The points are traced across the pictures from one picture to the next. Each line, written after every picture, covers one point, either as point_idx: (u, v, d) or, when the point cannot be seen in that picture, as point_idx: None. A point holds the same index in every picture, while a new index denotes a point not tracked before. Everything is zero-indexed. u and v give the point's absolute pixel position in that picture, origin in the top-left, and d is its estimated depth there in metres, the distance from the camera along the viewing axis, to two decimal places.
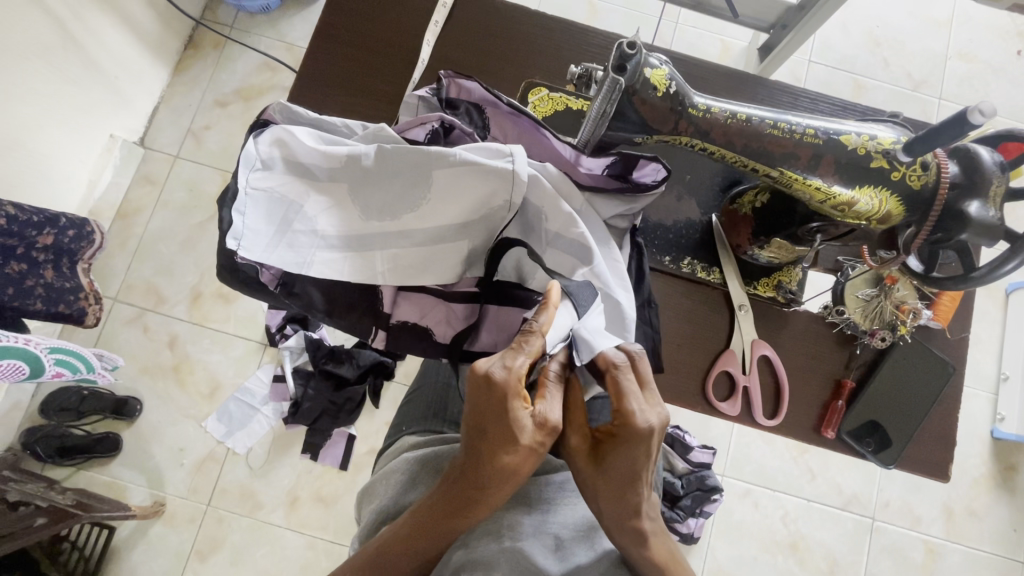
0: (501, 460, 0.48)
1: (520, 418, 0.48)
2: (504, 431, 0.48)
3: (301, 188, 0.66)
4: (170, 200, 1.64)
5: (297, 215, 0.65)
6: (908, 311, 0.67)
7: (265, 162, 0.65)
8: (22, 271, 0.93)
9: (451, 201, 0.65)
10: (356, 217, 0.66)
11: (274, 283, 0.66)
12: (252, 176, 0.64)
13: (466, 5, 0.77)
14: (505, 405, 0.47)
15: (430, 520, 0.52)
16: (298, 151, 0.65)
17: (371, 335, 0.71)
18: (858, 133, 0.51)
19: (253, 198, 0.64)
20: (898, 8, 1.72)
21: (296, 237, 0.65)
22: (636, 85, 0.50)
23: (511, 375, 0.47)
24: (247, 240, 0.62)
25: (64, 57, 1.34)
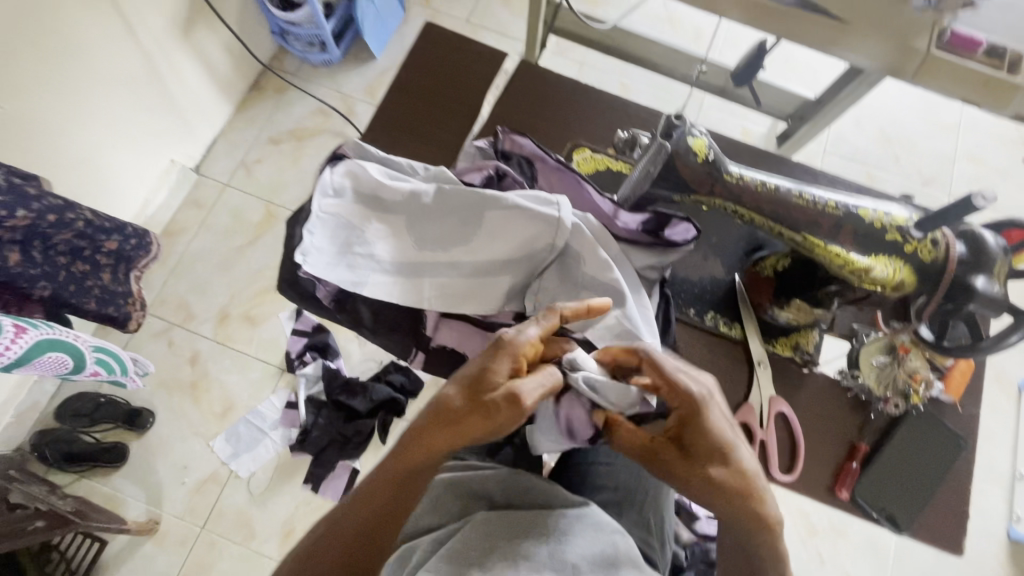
0: (468, 408, 0.53)
1: (498, 378, 0.53)
2: (482, 379, 0.54)
3: (366, 216, 0.73)
4: (214, 224, 1.74)
5: (359, 239, 0.72)
6: (921, 380, 0.71)
7: (336, 190, 0.72)
8: (85, 272, 1.00)
9: (499, 240, 0.71)
10: (412, 247, 0.73)
11: (326, 298, 0.71)
12: (323, 200, 0.72)
13: (523, 74, 0.87)
14: (495, 356, 0.54)
15: (395, 462, 0.57)
16: (367, 183, 0.73)
17: (410, 355, 0.76)
18: (874, 208, 0.57)
19: (323, 220, 0.71)
20: (908, 111, 1.85)
21: (355, 259, 0.71)
22: (680, 150, 0.58)
23: (520, 341, 0.55)
24: (311, 256, 0.69)
25: (146, 89, 1.48)
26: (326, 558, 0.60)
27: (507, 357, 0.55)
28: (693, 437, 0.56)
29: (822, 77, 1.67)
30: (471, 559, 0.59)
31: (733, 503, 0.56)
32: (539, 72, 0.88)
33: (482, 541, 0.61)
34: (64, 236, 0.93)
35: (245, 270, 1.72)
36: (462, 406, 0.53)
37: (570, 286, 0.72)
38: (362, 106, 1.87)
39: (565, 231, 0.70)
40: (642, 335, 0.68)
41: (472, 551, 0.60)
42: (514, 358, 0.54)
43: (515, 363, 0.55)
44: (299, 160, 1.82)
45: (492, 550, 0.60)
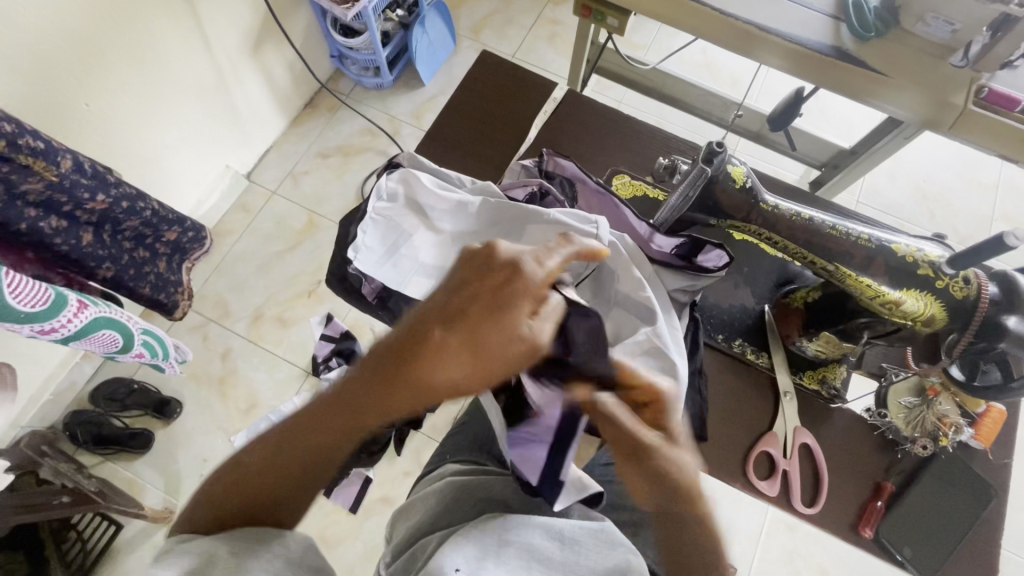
0: (469, 339, 0.47)
1: (522, 317, 0.48)
2: (500, 314, 0.48)
3: (414, 220, 0.77)
4: (259, 228, 1.83)
5: (405, 242, 0.77)
6: (951, 425, 0.69)
7: (390, 195, 0.78)
8: (145, 258, 1.08)
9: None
10: (453, 253, 0.76)
11: (372, 294, 0.77)
12: (377, 203, 0.77)
13: (571, 101, 0.92)
14: (513, 285, 0.48)
15: (367, 383, 0.51)
16: (418, 190, 0.77)
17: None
18: (907, 244, 0.59)
19: (375, 222, 0.77)
20: (945, 169, 1.86)
21: (400, 260, 0.76)
22: (719, 176, 0.61)
23: (535, 273, 0.49)
24: (361, 253, 0.75)
25: (214, 98, 1.59)
26: (263, 482, 0.56)
27: (527, 295, 0.48)
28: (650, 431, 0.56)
29: (857, 129, 1.70)
30: (487, 548, 0.60)
31: (680, 498, 0.56)
32: (586, 101, 0.93)
33: (499, 534, 0.62)
34: (132, 223, 1.01)
35: (283, 274, 1.79)
36: (461, 336, 0.48)
37: (602, 304, 0.75)
38: (408, 128, 1.97)
39: (602, 249, 0.73)
40: (670, 353, 0.69)
41: (487, 542, 0.61)
42: (534, 301, 0.49)
43: (531, 299, 0.49)
44: (343, 175, 1.91)
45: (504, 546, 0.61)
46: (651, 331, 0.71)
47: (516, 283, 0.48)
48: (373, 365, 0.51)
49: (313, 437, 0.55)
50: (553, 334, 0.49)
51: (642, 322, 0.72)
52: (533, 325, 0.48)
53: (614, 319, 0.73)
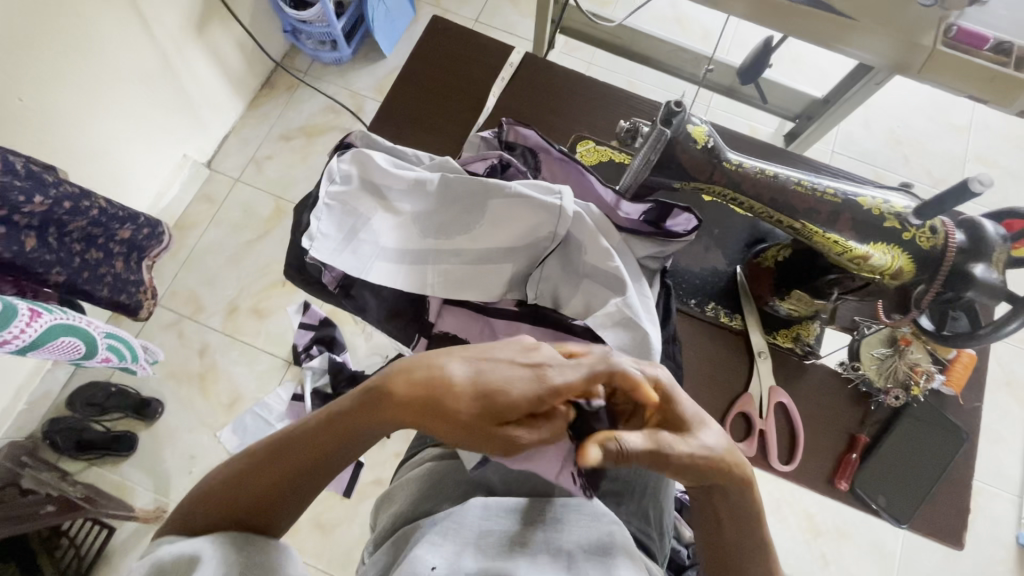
0: (460, 417, 0.46)
1: (517, 415, 0.47)
2: (501, 408, 0.47)
3: (371, 203, 0.74)
4: (225, 218, 1.76)
5: (364, 226, 0.73)
6: (922, 373, 0.70)
7: (344, 177, 0.74)
8: (98, 259, 1.03)
9: (503, 228, 0.72)
10: (416, 234, 0.74)
11: (333, 284, 0.73)
12: (331, 188, 0.73)
13: (528, 66, 0.89)
14: (528, 381, 0.47)
15: (354, 413, 0.50)
16: (372, 171, 0.74)
17: (415, 342, 0.76)
18: (873, 196, 0.58)
19: (330, 208, 0.73)
20: (918, 112, 1.84)
21: (360, 246, 0.72)
22: (680, 137, 0.58)
23: (561, 381, 0.48)
24: (317, 241, 0.70)
25: (161, 84, 1.50)
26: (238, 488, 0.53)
27: (540, 390, 0.47)
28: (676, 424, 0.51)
29: (829, 78, 1.67)
30: (466, 541, 0.60)
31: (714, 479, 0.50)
32: (545, 65, 0.89)
33: (478, 523, 0.62)
34: (79, 223, 0.95)
35: (255, 264, 1.73)
36: (460, 418, 0.46)
37: (571, 276, 0.73)
38: (372, 103, 1.89)
39: (568, 219, 0.70)
40: (642, 323, 0.68)
41: (467, 534, 0.61)
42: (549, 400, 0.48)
43: (545, 398, 0.48)
44: (308, 157, 1.84)
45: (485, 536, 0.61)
46: (621, 299, 0.69)
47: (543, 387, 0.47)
48: (362, 400, 0.50)
49: (286, 444, 0.53)
50: (533, 442, 0.48)
51: (612, 291, 0.70)
52: (522, 430, 0.48)
53: (584, 289, 0.73)
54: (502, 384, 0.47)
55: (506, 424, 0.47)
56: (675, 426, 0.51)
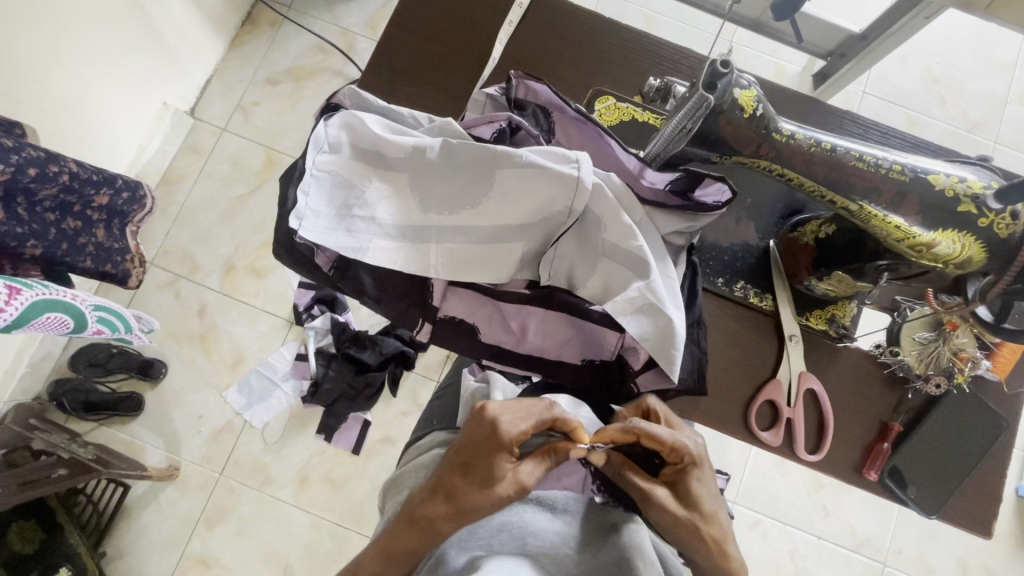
0: (477, 503, 0.50)
1: (503, 470, 0.51)
2: (486, 474, 0.51)
3: (367, 176, 0.65)
4: (213, 170, 1.64)
5: (360, 202, 0.65)
6: (967, 360, 0.65)
7: (335, 145, 0.65)
8: (77, 228, 0.96)
9: (513, 204, 0.64)
10: (416, 209, 0.66)
11: (328, 266, 0.66)
12: (320, 158, 0.65)
13: (540, 8, 0.78)
14: (492, 456, 0.51)
15: (404, 536, 0.52)
16: (366, 140, 0.65)
17: (421, 326, 0.71)
18: (947, 174, 0.50)
19: (321, 181, 0.64)
20: (961, 48, 1.68)
21: (355, 222, 0.65)
22: (725, 105, 0.50)
23: (514, 431, 0.52)
24: (307, 220, 0.63)
25: (129, 23, 1.35)
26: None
27: (502, 451, 0.51)
28: (684, 495, 0.56)
29: (867, 9, 1.51)
30: (479, 538, 0.54)
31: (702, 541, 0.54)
32: (559, 7, 0.78)
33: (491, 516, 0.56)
34: (50, 191, 0.88)
35: (248, 220, 1.62)
36: (483, 504, 0.50)
37: (588, 256, 0.66)
38: (364, 41, 1.72)
39: (585, 192, 0.62)
40: (666, 309, 0.62)
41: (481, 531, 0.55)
42: (510, 450, 0.51)
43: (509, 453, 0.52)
44: (298, 103, 1.68)
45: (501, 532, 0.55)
46: (642, 281, 0.63)
47: (497, 444, 0.51)
48: (401, 526, 0.52)
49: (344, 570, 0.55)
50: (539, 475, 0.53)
51: (631, 273, 0.64)
52: (517, 468, 0.52)
53: (599, 268, 0.66)
54: (478, 458, 0.51)
55: (504, 481, 0.51)
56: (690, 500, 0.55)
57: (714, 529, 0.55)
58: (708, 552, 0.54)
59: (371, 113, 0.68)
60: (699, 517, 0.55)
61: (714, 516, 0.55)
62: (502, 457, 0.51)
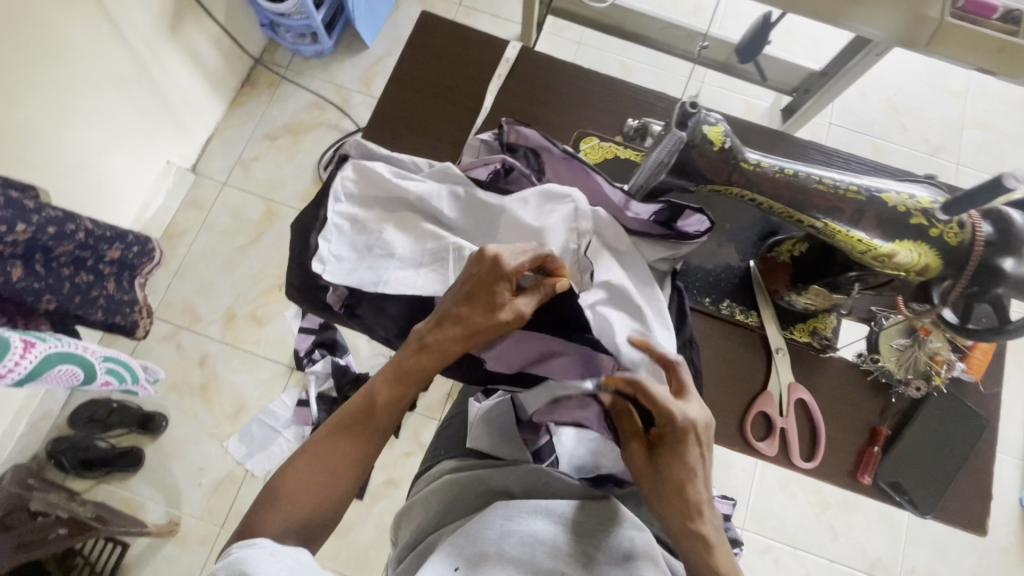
0: (478, 323, 0.59)
1: (502, 298, 0.58)
2: (488, 302, 0.59)
3: (380, 217, 0.70)
4: (214, 224, 1.69)
5: (375, 242, 0.69)
6: (942, 362, 0.70)
7: (348, 193, 0.71)
8: (89, 282, 0.99)
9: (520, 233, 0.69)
10: (427, 241, 0.70)
11: (338, 305, 0.71)
12: (338, 208, 0.70)
13: (527, 61, 0.85)
14: (491, 279, 0.58)
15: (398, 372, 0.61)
16: (374, 184, 0.70)
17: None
18: (898, 192, 0.56)
19: (341, 228, 0.70)
20: (915, 80, 1.81)
21: (375, 262, 0.69)
22: (696, 140, 0.56)
23: (512, 265, 0.58)
24: (330, 265, 0.68)
25: (137, 89, 1.43)
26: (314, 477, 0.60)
27: (501, 283, 0.58)
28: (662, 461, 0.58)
29: (825, 48, 1.64)
30: (490, 545, 0.58)
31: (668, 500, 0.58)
32: (542, 60, 0.86)
33: (499, 524, 0.60)
34: (66, 247, 0.92)
35: (249, 269, 1.66)
36: (477, 318, 0.59)
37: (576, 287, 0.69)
38: (358, 97, 1.82)
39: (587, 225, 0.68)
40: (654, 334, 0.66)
41: (490, 532, 0.58)
42: (508, 282, 0.58)
43: (506, 285, 0.58)
44: (296, 156, 1.76)
45: (510, 534, 0.59)
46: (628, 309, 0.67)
47: (496, 276, 0.58)
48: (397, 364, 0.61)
49: (329, 467, 0.60)
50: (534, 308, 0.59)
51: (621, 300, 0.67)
52: (514, 300, 0.59)
53: (592, 294, 0.68)
54: (476, 295, 0.59)
55: (505, 308, 0.59)
56: (663, 466, 0.58)
57: (681, 499, 0.58)
58: (676, 514, 0.58)
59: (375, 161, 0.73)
60: (665, 483, 0.58)
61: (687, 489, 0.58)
62: (501, 288, 0.58)
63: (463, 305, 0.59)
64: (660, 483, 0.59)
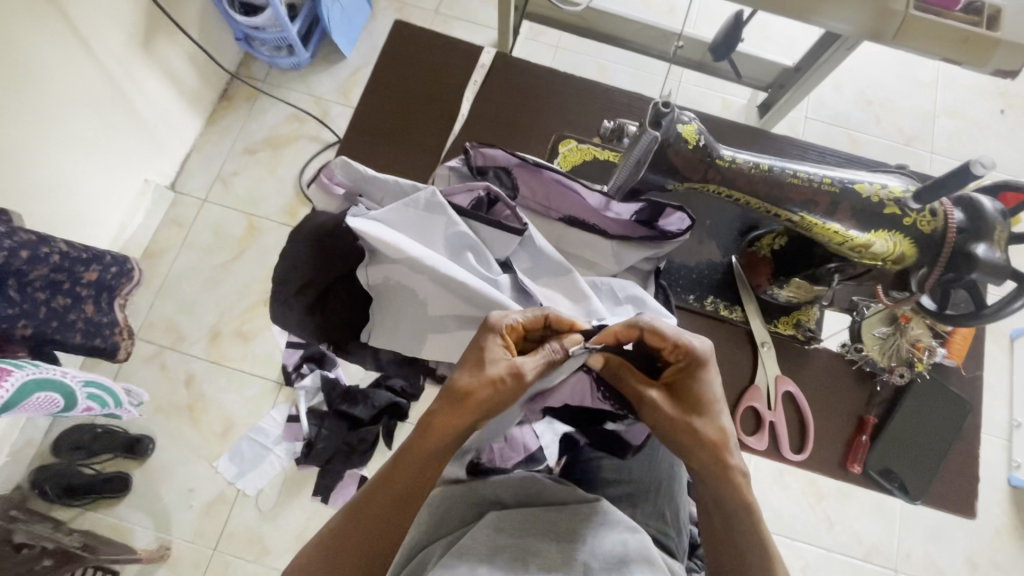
0: (470, 379, 0.56)
1: (496, 355, 0.58)
2: (482, 358, 0.58)
3: (406, 277, 0.66)
4: (196, 241, 1.66)
5: (409, 304, 0.67)
6: (924, 349, 0.70)
7: (372, 253, 0.67)
8: (66, 305, 0.97)
9: (530, 264, 0.70)
10: (456, 301, 0.67)
11: (327, 346, 0.70)
12: (365, 269, 0.67)
13: (502, 66, 0.85)
14: (487, 339, 0.58)
15: (417, 444, 0.57)
16: (385, 244, 0.64)
17: (420, 378, 0.74)
18: (870, 183, 0.57)
19: (374, 290, 0.68)
20: (886, 72, 1.85)
21: (411, 314, 0.68)
22: (670, 139, 0.56)
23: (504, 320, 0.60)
24: (374, 330, 0.69)
25: (110, 108, 1.41)
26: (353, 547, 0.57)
27: (499, 340, 0.59)
28: (684, 393, 0.57)
29: (798, 45, 1.67)
30: (481, 552, 0.56)
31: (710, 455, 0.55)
32: (519, 65, 0.86)
33: (492, 535, 0.59)
34: (40, 271, 0.90)
35: (233, 286, 1.64)
36: (474, 382, 0.56)
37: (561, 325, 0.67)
38: (337, 107, 1.80)
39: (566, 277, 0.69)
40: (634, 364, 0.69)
41: (486, 543, 0.58)
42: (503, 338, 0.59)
43: (504, 343, 0.59)
44: (277, 169, 1.74)
45: (506, 544, 0.58)
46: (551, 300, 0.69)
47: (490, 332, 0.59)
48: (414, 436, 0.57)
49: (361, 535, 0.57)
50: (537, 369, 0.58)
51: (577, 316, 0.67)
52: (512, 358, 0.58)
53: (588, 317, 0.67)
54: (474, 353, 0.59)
55: (498, 363, 0.57)
56: (686, 398, 0.57)
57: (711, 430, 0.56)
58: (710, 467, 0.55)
59: (357, 184, 0.70)
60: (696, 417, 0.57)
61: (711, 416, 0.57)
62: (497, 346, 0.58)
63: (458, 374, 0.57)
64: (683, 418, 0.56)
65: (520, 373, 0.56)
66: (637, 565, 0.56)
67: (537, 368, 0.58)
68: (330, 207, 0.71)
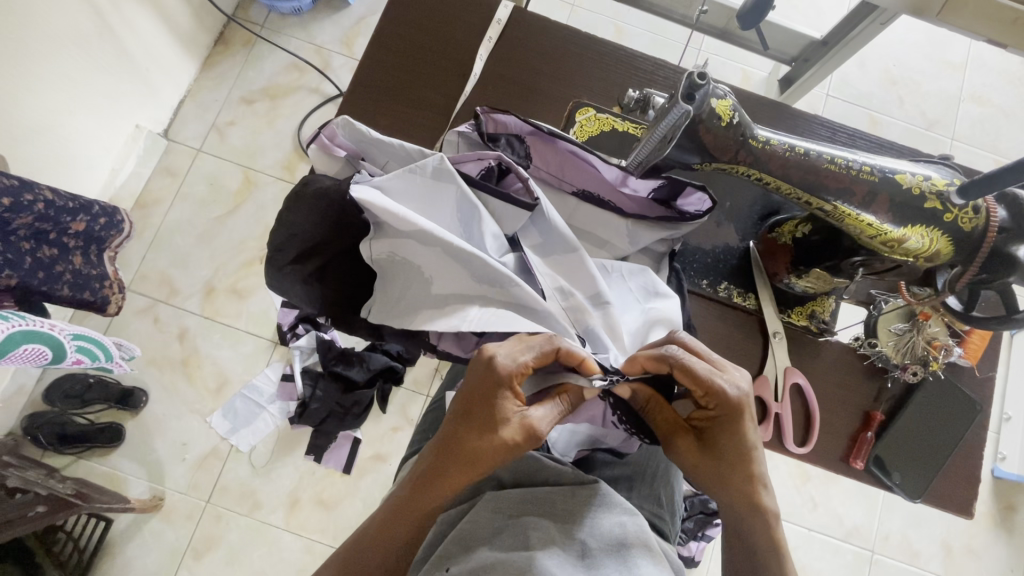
0: (480, 442, 0.54)
1: (508, 413, 0.54)
2: (491, 415, 0.54)
3: (412, 253, 0.63)
4: (190, 192, 1.61)
5: (413, 281, 0.63)
6: (940, 348, 0.68)
7: (377, 225, 0.63)
8: (53, 256, 0.94)
9: (539, 240, 0.67)
10: (462, 279, 0.63)
11: (326, 321, 0.66)
12: (369, 243, 0.63)
13: (518, 24, 0.79)
14: (494, 395, 0.54)
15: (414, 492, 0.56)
16: (391, 215, 0.60)
17: (421, 353, 0.70)
18: (912, 173, 0.54)
19: (377, 264, 0.64)
20: (915, 51, 1.76)
21: (413, 291, 0.63)
22: (703, 115, 0.53)
23: (509, 366, 0.55)
24: (375, 307, 0.64)
25: (99, 46, 1.33)
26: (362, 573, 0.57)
27: (506, 392, 0.55)
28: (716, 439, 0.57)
29: (827, 16, 1.58)
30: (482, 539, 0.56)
31: (738, 505, 0.57)
32: (538, 24, 0.80)
33: (491, 519, 0.58)
34: (25, 219, 0.86)
35: (227, 241, 1.59)
36: (487, 445, 0.54)
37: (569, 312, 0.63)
38: (339, 59, 1.71)
39: (577, 261, 0.65)
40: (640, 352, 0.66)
41: (483, 531, 0.57)
42: (510, 388, 0.55)
43: (511, 391, 0.55)
44: (275, 121, 1.66)
45: (506, 529, 0.57)
46: (576, 324, 0.63)
47: (496, 382, 0.54)
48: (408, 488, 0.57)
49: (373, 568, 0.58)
50: (551, 423, 0.55)
51: (604, 332, 0.63)
52: (524, 412, 0.55)
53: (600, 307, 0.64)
54: (478, 407, 0.55)
55: (509, 423, 0.54)
56: (719, 447, 0.57)
57: (741, 480, 0.57)
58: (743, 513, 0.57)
59: (362, 146, 0.66)
60: (731, 468, 0.57)
61: (745, 464, 0.57)
62: (507, 397, 0.55)
63: (464, 432, 0.55)
64: (720, 468, 0.57)
65: (531, 432, 0.54)
66: (637, 552, 0.55)
67: (551, 424, 0.55)
68: (331, 169, 0.67)
